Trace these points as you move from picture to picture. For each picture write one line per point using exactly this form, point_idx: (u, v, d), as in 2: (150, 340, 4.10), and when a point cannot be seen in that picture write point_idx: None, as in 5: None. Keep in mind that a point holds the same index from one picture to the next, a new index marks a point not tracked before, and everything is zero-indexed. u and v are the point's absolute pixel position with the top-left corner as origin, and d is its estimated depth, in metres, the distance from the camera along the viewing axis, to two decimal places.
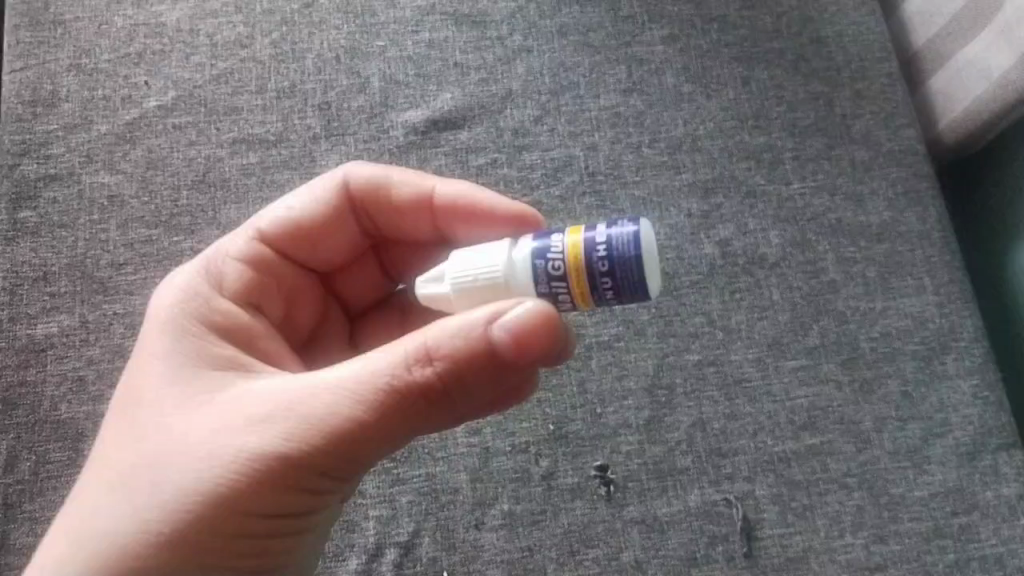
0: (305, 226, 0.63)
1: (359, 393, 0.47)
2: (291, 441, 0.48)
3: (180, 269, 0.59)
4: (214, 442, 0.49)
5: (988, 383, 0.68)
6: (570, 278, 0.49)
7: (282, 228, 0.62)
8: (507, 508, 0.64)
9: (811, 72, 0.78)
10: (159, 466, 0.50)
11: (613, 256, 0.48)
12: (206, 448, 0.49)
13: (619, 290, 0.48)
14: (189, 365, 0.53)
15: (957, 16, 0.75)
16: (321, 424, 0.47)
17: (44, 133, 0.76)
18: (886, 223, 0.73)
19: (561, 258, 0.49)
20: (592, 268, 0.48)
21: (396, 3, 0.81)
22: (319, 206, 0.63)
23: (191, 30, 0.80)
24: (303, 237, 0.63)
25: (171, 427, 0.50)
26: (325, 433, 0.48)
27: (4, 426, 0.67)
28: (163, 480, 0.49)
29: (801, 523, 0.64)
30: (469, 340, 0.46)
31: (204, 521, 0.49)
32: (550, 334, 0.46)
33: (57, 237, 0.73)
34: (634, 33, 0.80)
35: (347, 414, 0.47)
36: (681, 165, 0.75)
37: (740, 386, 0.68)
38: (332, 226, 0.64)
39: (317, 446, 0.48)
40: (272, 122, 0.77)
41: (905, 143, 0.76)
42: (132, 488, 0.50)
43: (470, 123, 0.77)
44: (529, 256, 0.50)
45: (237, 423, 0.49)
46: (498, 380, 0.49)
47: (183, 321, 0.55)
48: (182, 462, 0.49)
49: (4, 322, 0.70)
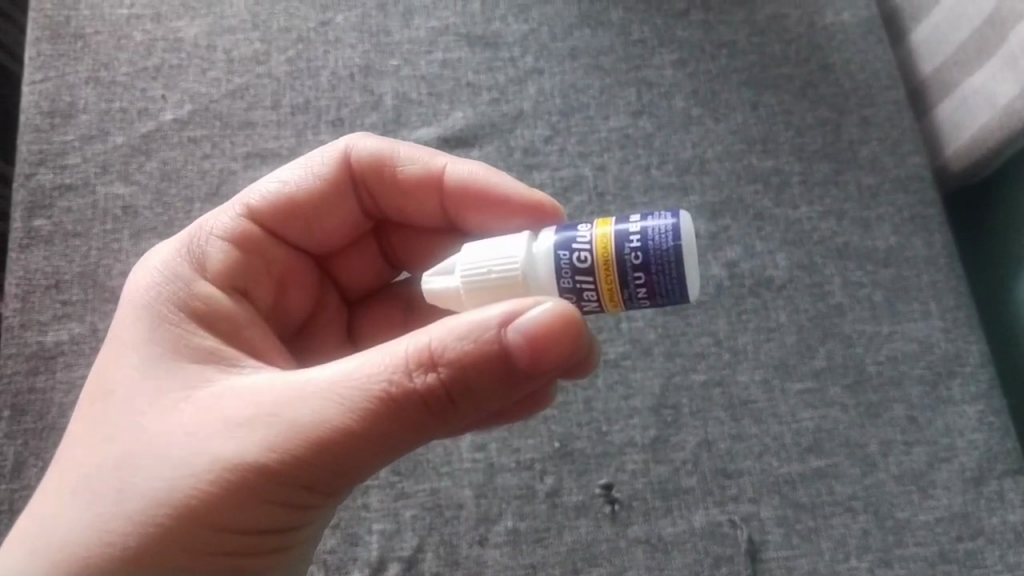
0: (303, 199, 0.64)
1: (357, 394, 0.47)
2: (283, 444, 0.47)
3: (166, 244, 0.60)
4: (203, 443, 0.49)
5: (994, 409, 0.68)
6: (599, 272, 0.49)
7: (276, 200, 0.63)
8: (511, 524, 0.64)
9: (819, 98, 0.79)
10: (146, 465, 0.49)
11: (646, 248, 0.48)
12: (195, 447, 0.49)
13: (651, 285, 0.49)
14: (184, 361, 0.53)
15: (964, 46, 0.76)
16: (315, 428, 0.47)
17: (61, 144, 0.77)
18: (893, 248, 0.73)
19: (589, 250, 0.50)
20: (622, 261, 0.49)
21: (411, 23, 0.83)
22: (319, 181, 0.64)
23: (209, 46, 0.82)
24: (301, 214, 0.64)
25: (159, 426, 0.50)
26: (318, 437, 0.47)
27: (12, 431, 0.67)
28: (148, 479, 0.49)
29: (806, 545, 0.64)
30: (471, 344, 0.46)
31: (188, 524, 0.48)
32: (561, 346, 0.46)
33: (71, 246, 0.74)
34: (645, 56, 0.81)
35: (343, 417, 0.47)
36: (690, 187, 0.76)
37: (746, 407, 0.68)
38: (331, 202, 0.65)
39: (312, 448, 0.47)
40: (286, 137, 0.78)
41: (912, 170, 0.76)
42: (115, 488, 0.50)
43: (481, 141, 0.78)
44: (553, 248, 0.51)
45: (228, 422, 0.49)
46: (501, 391, 0.48)
47: (179, 310, 0.55)
48: (169, 462, 0.49)
49: (15, 329, 0.71)
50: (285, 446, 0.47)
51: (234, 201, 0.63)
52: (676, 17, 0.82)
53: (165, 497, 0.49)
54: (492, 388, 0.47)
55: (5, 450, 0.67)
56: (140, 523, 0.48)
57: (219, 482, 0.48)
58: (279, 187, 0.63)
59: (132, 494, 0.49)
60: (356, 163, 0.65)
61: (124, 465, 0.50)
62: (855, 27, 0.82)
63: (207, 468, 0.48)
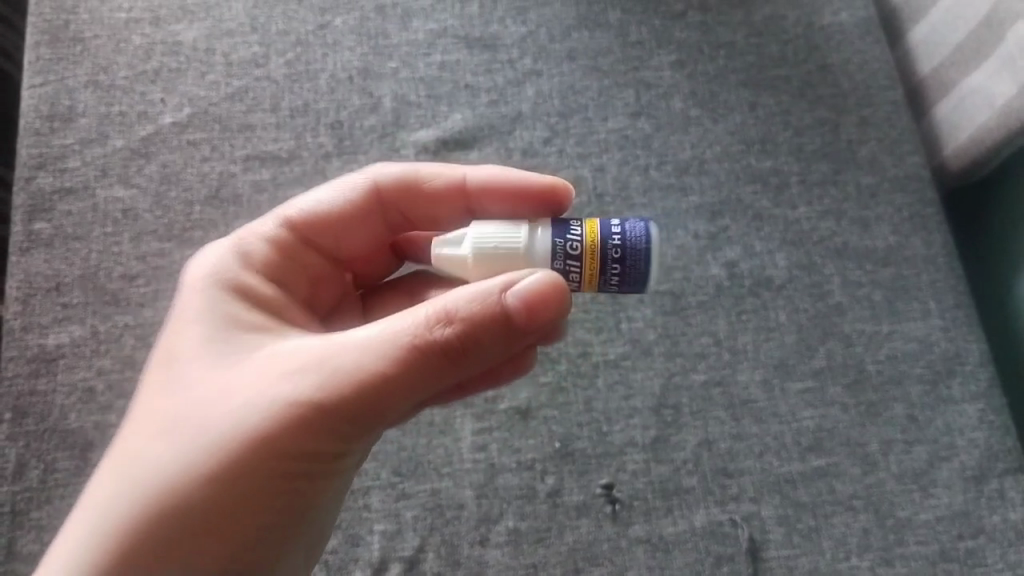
0: (338, 210, 0.64)
1: (383, 351, 0.48)
2: (313, 401, 0.49)
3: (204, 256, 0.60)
4: (233, 408, 0.50)
5: (994, 407, 0.68)
6: (585, 260, 0.52)
7: (313, 214, 0.63)
8: (512, 525, 0.64)
9: (817, 98, 0.79)
10: (181, 435, 0.50)
11: (627, 244, 0.51)
12: (227, 414, 0.50)
13: (624, 277, 0.52)
14: (215, 334, 0.54)
15: (961, 45, 0.77)
16: (343, 384, 0.48)
17: (60, 147, 0.77)
18: (892, 248, 0.73)
19: (578, 238, 0.52)
20: (605, 252, 0.51)
21: (410, 26, 0.83)
22: (346, 196, 0.64)
23: (208, 49, 0.82)
24: (336, 228, 0.64)
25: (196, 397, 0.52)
26: (346, 391, 0.48)
27: (13, 434, 0.67)
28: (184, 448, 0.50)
29: (807, 544, 0.64)
30: (488, 302, 0.48)
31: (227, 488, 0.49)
32: (558, 304, 0.48)
33: (71, 249, 0.74)
34: (643, 58, 0.81)
35: (370, 373, 0.48)
36: (689, 187, 0.76)
37: (746, 407, 0.68)
38: (363, 217, 0.65)
39: (336, 406, 0.48)
40: (285, 139, 0.78)
41: (910, 169, 0.76)
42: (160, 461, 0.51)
43: (481, 143, 0.78)
44: (549, 233, 0.53)
45: (260, 387, 0.50)
46: (509, 341, 0.50)
47: (216, 291, 0.56)
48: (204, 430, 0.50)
49: (16, 332, 0.71)
50: (316, 402, 0.48)
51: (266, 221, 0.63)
52: (674, 18, 0.83)
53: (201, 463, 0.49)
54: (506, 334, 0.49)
55: (6, 452, 0.67)
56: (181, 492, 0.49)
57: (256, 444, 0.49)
58: (312, 203, 0.64)
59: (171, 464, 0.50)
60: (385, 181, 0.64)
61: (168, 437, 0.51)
62: (853, 27, 0.82)
63: (238, 434, 0.49)
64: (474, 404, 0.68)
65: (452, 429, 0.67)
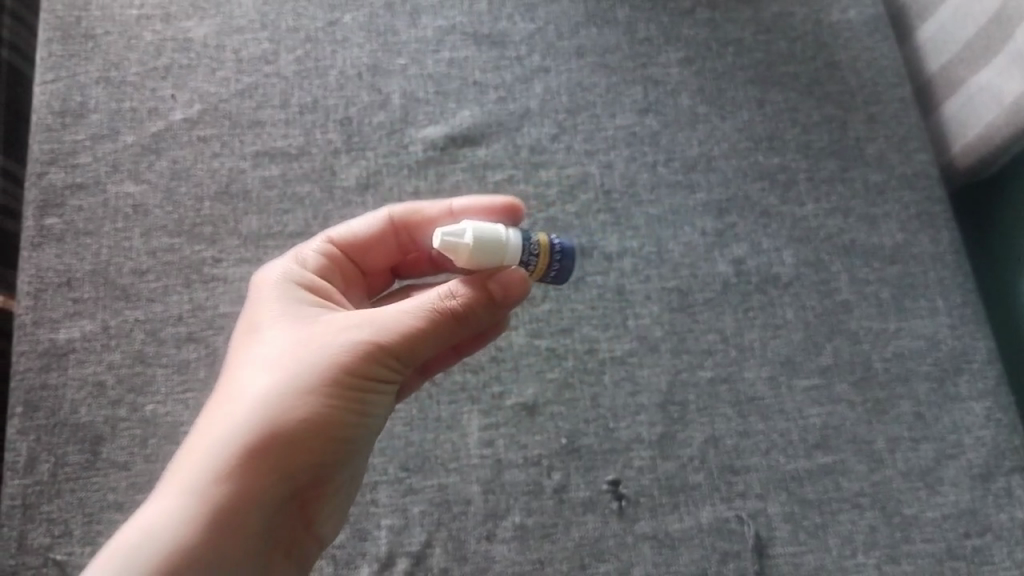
0: (369, 238, 0.65)
1: (419, 313, 0.53)
2: (360, 357, 0.52)
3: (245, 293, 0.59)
4: (283, 364, 0.53)
5: (1002, 405, 0.68)
6: (540, 258, 0.58)
7: (346, 243, 0.64)
8: (518, 520, 0.65)
9: (825, 95, 0.79)
10: (234, 392, 0.53)
11: (569, 250, 0.59)
12: (275, 370, 0.53)
13: (559, 276, 0.60)
14: (268, 305, 0.57)
15: (970, 43, 0.76)
16: (385, 341, 0.52)
17: (72, 143, 0.78)
18: (899, 246, 0.73)
19: (535, 241, 0.57)
20: (553, 254, 0.58)
21: (418, 23, 0.83)
22: (375, 225, 0.65)
23: (218, 45, 0.82)
24: (369, 253, 0.66)
25: (246, 360, 0.55)
26: (389, 349, 0.53)
27: (24, 427, 0.68)
28: (236, 404, 0.53)
29: (813, 541, 0.64)
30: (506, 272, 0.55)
31: (277, 443, 0.52)
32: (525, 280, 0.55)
33: (82, 244, 0.74)
34: (651, 55, 0.81)
35: (411, 332, 0.53)
36: (696, 184, 0.76)
37: (753, 404, 0.68)
38: (388, 246, 0.66)
39: (376, 364, 0.53)
40: (294, 136, 0.78)
41: (919, 167, 0.76)
42: (210, 419, 0.53)
43: (488, 139, 0.78)
44: (520, 234, 0.56)
45: (307, 345, 0.53)
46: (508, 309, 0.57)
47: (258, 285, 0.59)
48: (255, 386, 0.53)
49: (28, 326, 0.71)
50: (360, 358, 0.52)
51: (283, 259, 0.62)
52: (683, 15, 0.83)
53: (254, 418, 0.52)
54: (512, 300, 0.55)
55: (18, 445, 0.68)
56: (233, 449, 0.52)
57: (305, 401, 0.52)
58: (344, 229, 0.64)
59: (225, 421, 0.52)
60: (406, 210, 0.65)
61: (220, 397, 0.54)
62: (861, 25, 0.82)
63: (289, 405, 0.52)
64: (481, 400, 0.68)
65: (458, 424, 0.68)
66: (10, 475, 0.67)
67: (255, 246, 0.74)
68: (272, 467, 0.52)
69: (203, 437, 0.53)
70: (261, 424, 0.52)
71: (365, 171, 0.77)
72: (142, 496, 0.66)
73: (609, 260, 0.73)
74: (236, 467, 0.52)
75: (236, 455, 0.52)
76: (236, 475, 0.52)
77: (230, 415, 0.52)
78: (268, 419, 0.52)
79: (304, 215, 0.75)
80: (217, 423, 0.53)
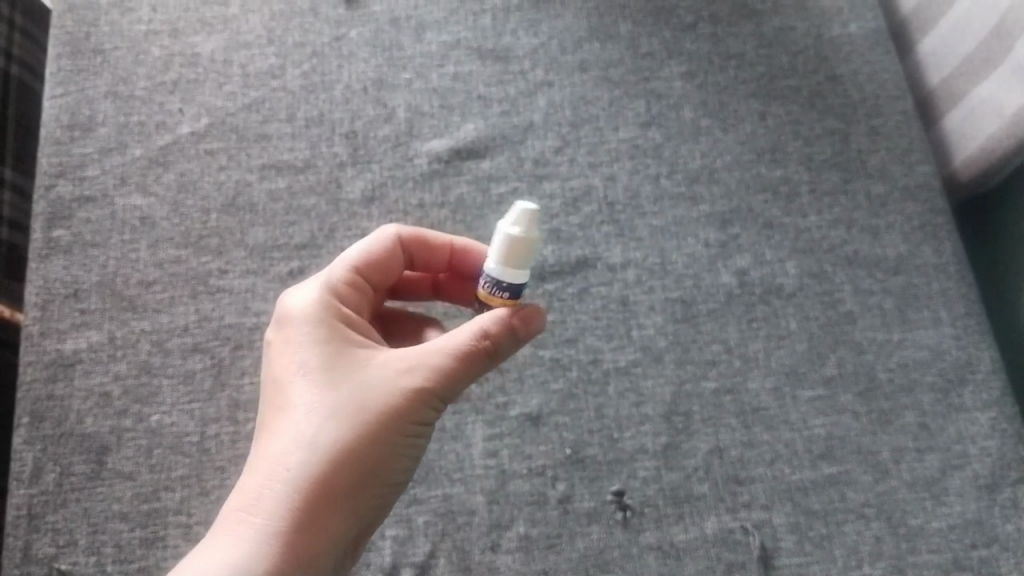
0: (383, 258, 0.62)
1: (462, 351, 0.53)
2: (415, 402, 0.53)
3: (276, 332, 0.57)
4: (337, 416, 0.52)
5: (1007, 416, 0.68)
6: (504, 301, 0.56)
7: (360, 267, 0.61)
8: (523, 531, 0.65)
9: (827, 108, 0.80)
10: (283, 447, 0.52)
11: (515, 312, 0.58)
12: (328, 421, 0.52)
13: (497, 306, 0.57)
14: (304, 345, 0.55)
15: (970, 57, 0.77)
16: (440, 384, 0.53)
17: (80, 156, 0.79)
18: (903, 256, 0.73)
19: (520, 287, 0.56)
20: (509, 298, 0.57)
21: (424, 38, 0.84)
22: (385, 245, 0.62)
23: (225, 60, 0.83)
24: (380, 276, 0.62)
25: (290, 413, 0.53)
26: (442, 392, 0.53)
27: (30, 437, 0.68)
28: (291, 461, 0.51)
29: (819, 552, 0.64)
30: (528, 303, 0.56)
31: (341, 496, 0.51)
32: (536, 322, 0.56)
33: (89, 255, 0.75)
34: (654, 69, 0.82)
35: (457, 370, 0.53)
36: (699, 196, 0.76)
37: (757, 414, 0.68)
38: (394, 267, 0.63)
39: (423, 403, 0.53)
40: (300, 149, 0.79)
41: (920, 179, 0.77)
42: (259, 481, 0.52)
43: (493, 152, 0.79)
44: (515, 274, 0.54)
45: (356, 394, 0.53)
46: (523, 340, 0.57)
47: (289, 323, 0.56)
48: (308, 441, 0.52)
49: (34, 337, 0.72)
50: (417, 402, 0.53)
51: (304, 292, 0.58)
52: (685, 30, 0.83)
53: (315, 476, 0.51)
54: (536, 325, 0.56)
55: (23, 456, 0.68)
56: (297, 508, 0.51)
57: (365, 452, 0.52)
58: (359, 251, 0.61)
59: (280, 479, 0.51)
60: (415, 233, 0.64)
61: (265, 455, 0.53)
62: (862, 39, 0.83)
63: (345, 449, 0.52)
64: (486, 410, 0.69)
65: (463, 435, 0.68)
66: (16, 485, 0.67)
67: (261, 257, 0.75)
68: (337, 523, 0.52)
69: (261, 489, 0.51)
70: (323, 480, 0.51)
71: (371, 184, 0.77)
72: (147, 506, 0.66)
73: (613, 271, 0.74)
74: (301, 527, 0.50)
75: (301, 514, 0.51)
76: (301, 537, 0.50)
77: (285, 473, 0.51)
78: (331, 474, 0.51)
79: (309, 226, 0.76)
80: (273, 484, 0.51)
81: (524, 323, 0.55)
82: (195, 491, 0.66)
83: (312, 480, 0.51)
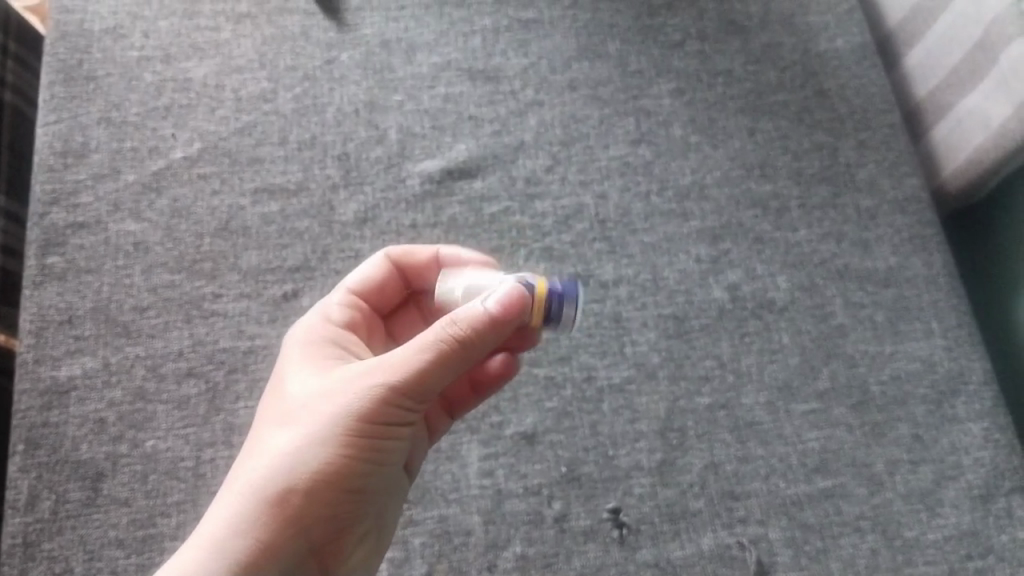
0: (376, 284, 0.67)
1: (428, 344, 0.53)
2: (377, 400, 0.53)
3: (281, 353, 0.62)
4: (297, 419, 0.55)
5: (1000, 426, 0.68)
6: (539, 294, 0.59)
7: (355, 292, 0.66)
8: (519, 550, 0.65)
9: (815, 123, 0.80)
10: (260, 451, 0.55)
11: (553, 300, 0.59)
12: (291, 427, 0.54)
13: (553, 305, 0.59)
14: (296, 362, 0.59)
15: (956, 69, 0.78)
16: (395, 381, 0.53)
17: (73, 183, 0.79)
18: (893, 269, 0.74)
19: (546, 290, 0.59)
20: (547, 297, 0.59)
21: (414, 60, 0.85)
22: (379, 269, 0.67)
23: (217, 85, 0.84)
24: (378, 297, 0.68)
25: (264, 424, 0.56)
26: (405, 387, 0.53)
27: (25, 465, 0.68)
28: (254, 465, 0.54)
29: (815, 565, 0.64)
30: (512, 289, 0.55)
31: (291, 498, 0.53)
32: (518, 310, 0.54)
33: (83, 282, 0.75)
34: (642, 86, 0.83)
35: (423, 366, 0.53)
36: (690, 212, 0.77)
37: (751, 429, 0.68)
38: (392, 289, 0.68)
39: (388, 399, 0.53)
40: (293, 172, 0.79)
41: (909, 191, 0.77)
42: (225, 486, 0.55)
43: (484, 172, 0.79)
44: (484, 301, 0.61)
45: (315, 400, 0.55)
46: (503, 331, 0.55)
47: (290, 346, 0.61)
48: (272, 446, 0.54)
49: (29, 364, 0.72)
50: (369, 401, 0.53)
51: (312, 315, 0.63)
52: (673, 48, 0.84)
53: (269, 476, 0.53)
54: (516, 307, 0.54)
55: (19, 484, 0.68)
56: (250, 510, 0.53)
57: (316, 453, 0.53)
58: (354, 276, 0.66)
59: (247, 478, 0.54)
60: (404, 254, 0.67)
61: (237, 465, 0.56)
62: (849, 54, 0.83)
63: (309, 451, 0.53)
64: (480, 430, 0.69)
65: (458, 454, 0.68)
66: (11, 513, 0.67)
67: (254, 280, 0.75)
68: (285, 526, 0.53)
69: (232, 489, 0.54)
70: (275, 484, 0.53)
71: (363, 206, 0.78)
72: (143, 532, 0.66)
73: (606, 288, 0.74)
74: (252, 530, 0.52)
75: (252, 517, 0.53)
76: (251, 538, 0.52)
77: (246, 476, 0.54)
78: (282, 475, 0.53)
79: (303, 248, 0.76)
80: (233, 488, 0.54)
81: (501, 310, 0.54)
82: (191, 516, 0.66)
83: (263, 480, 0.53)
